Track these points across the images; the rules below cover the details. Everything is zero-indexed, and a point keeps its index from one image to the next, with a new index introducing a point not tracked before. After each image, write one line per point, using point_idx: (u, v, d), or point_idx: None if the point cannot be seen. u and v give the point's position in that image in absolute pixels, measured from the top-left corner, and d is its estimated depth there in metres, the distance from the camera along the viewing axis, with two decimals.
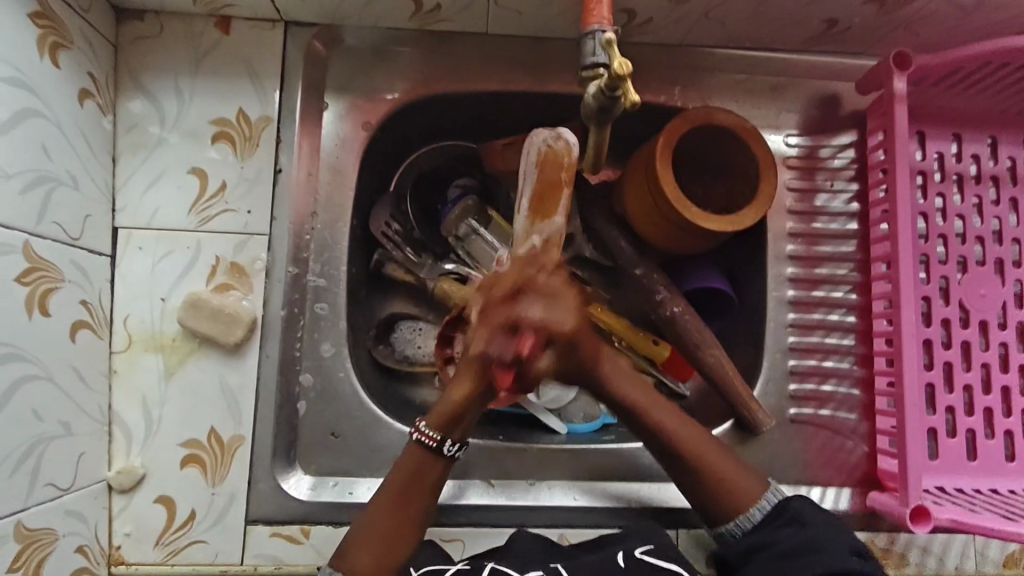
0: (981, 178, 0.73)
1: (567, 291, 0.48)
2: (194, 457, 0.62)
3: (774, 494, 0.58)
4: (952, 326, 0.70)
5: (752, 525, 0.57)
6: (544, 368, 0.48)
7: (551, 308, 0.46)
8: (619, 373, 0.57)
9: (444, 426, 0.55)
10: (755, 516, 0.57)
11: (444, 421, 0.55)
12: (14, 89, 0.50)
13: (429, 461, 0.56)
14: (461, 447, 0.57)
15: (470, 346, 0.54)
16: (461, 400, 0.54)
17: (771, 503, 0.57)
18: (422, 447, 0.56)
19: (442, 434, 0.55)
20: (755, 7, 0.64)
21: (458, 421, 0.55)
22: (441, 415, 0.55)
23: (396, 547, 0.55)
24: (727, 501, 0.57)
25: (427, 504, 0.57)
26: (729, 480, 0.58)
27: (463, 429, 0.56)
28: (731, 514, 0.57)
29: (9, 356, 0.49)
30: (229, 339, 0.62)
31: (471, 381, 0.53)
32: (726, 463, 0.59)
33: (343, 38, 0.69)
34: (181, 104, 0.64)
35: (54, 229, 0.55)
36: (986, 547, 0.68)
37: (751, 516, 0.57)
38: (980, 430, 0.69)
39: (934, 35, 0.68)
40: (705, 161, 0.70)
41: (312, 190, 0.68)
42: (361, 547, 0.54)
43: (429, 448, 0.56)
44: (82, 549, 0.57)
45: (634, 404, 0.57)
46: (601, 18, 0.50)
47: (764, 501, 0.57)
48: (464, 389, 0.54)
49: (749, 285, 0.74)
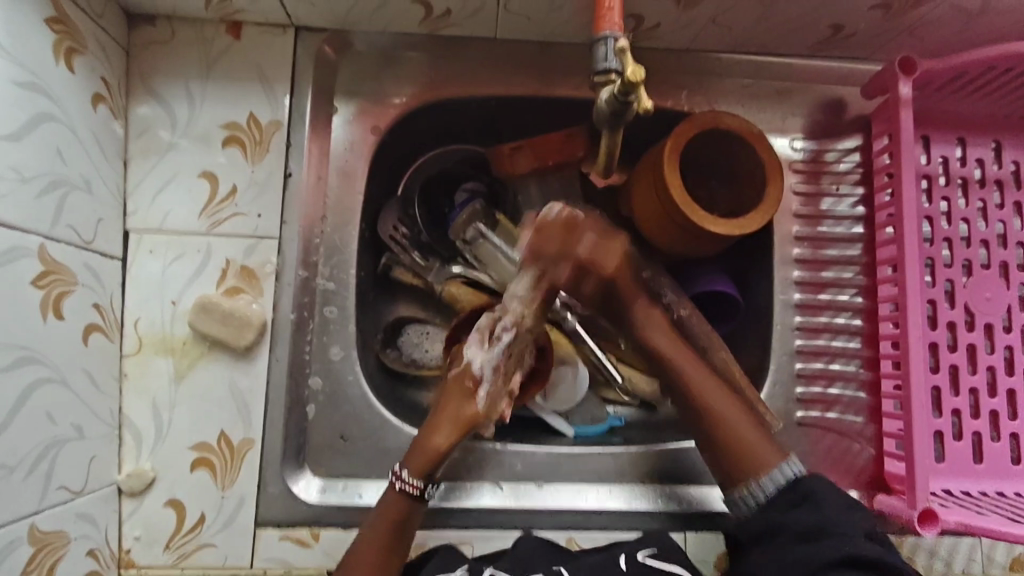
0: (986, 182, 0.73)
1: (615, 241, 0.62)
2: (204, 460, 0.62)
3: (790, 467, 0.57)
4: (958, 330, 0.70)
5: (766, 497, 0.57)
6: (587, 293, 0.63)
7: (596, 251, 0.60)
8: (649, 318, 0.64)
9: (426, 472, 0.59)
10: (767, 487, 0.57)
11: (427, 467, 0.59)
12: (29, 93, 0.51)
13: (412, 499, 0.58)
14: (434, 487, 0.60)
15: (460, 395, 0.62)
16: (447, 447, 0.60)
17: (787, 476, 0.57)
18: (404, 494, 0.58)
19: (424, 481, 0.58)
20: (762, 12, 0.64)
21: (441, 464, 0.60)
22: (424, 462, 0.59)
23: (397, 547, 0.57)
24: (744, 465, 0.58)
25: (417, 507, 0.59)
26: (734, 425, 0.60)
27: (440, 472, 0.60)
28: (744, 478, 0.58)
29: (24, 359, 0.49)
30: (239, 342, 0.62)
31: (459, 426, 0.61)
32: (734, 413, 0.60)
33: (352, 43, 0.69)
34: (192, 108, 0.65)
35: (68, 232, 0.55)
36: (993, 550, 0.68)
37: (765, 488, 0.57)
38: (986, 433, 0.69)
39: (940, 40, 0.69)
40: (713, 165, 0.71)
41: (321, 194, 0.68)
42: (366, 544, 0.56)
43: (410, 495, 0.58)
44: (93, 552, 0.57)
45: (655, 346, 0.64)
46: (612, 24, 0.51)
47: (777, 473, 0.57)
48: (456, 436, 0.60)
49: (755, 288, 0.75)
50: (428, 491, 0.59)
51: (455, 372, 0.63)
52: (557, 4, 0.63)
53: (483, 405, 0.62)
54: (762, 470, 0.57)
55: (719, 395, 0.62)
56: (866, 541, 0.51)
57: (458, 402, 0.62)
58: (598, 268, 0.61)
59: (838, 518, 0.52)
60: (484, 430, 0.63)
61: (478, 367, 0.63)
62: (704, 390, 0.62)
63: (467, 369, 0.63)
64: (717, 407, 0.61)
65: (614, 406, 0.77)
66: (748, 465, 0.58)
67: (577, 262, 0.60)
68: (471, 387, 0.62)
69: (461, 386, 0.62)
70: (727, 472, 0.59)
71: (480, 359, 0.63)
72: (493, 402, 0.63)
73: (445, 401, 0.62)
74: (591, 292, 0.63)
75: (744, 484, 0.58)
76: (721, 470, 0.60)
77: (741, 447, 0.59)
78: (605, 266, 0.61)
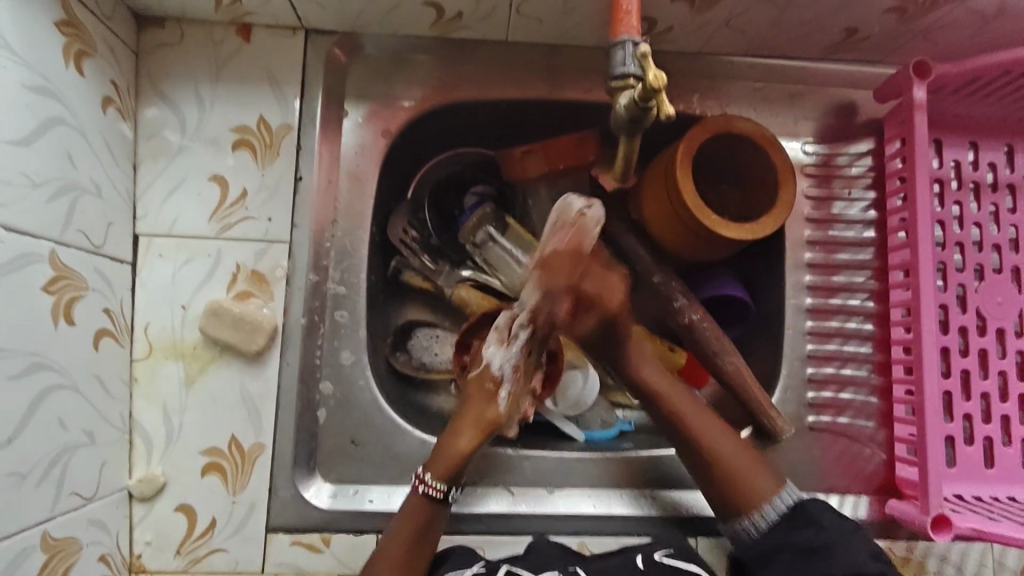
0: (998, 186, 0.73)
1: (611, 279, 0.61)
2: (214, 465, 0.62)
3: (789, 494, 0.58)
4: (970, 335, 0.70)
5: (768, 524, 0.57)
6: (582, 331, 0.62)
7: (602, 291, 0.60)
8: (643, 358, 0.64)
9: (449, 475, 0.58)
10: (769, 514, 0.57)
11: (451, 470, 0.58)
12: (40, 97, 0.50)
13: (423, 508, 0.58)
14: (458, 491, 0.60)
15: (480, 398, 0.62)
16: (471, 449, 0.59)
17: (788, 503, 0.58)
18: (427, 498, 0.58)
19: (447, 485, 0.58)
20: (775, 16, 0.64)
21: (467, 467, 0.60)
22: (447, 464, 0.58)
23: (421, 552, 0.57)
24: (738, 495, 0.59)
25: (440, 513, 0.59)
26: (730, 465, 0.60)
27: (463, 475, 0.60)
28: (746, 510, 0.58)
29: (35, 366, 0.49)
30: (250, 347, 0.62)
31: (481, 427, 0.60)
32: (732, 448, 0.60)
33: (363, 46, 0.69)
34: (202, 112, 0.64)
35: (79, 237, 0.55)
36: (1004, 555, 0.68)
37: (766, 515, 0.57)
38: (998, 438, 0.69)
39: (953, 44, 0.69)
40: (727, 168, 0.70)
41: (332, 198, 0.68)
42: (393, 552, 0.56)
43: (433, 500, 0.58)
44: (104, 558, 0.57)
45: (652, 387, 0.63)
46: (629, 28, 0.51)
47: (777, 500, 0.58)
48: (477, 437, 0.60)
49: (766, 293, 0.75)
50: (450, 495, 0.59)
51: (476, 373, 0.63)
52: (569, 7, 0.63)
53: (505, 406, 0.61)
54: (762, 500, 0.58)
55: (723, 437, 0.61)
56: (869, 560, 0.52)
57: (480, 404, 0.61)
58: (603, 304, 0.60)
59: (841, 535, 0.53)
60: (507, 432, 0.63)
61: (499, 367, 0.62)
62: (694, 422, 0.62)
63: (488, 372, 0.62)
64: (706, 438, 0.61)
65: (624, 410, 0.76)
66: (741, 495, 0.59)
67: (578, 295, 0.60)
68: (491, 389, 0.62)
69: (482, 388, 0.62)
70: (727, 507, 0.59)
71: (500, 358, 0.62)
72: (514, 404, 0.62)
73: (466, 406, 0.62)
74: (591, 330, 0.62)
75: (745, 516, 0.58)
76: (720, 505, 0.60)
77: (737, 483, 0.59)
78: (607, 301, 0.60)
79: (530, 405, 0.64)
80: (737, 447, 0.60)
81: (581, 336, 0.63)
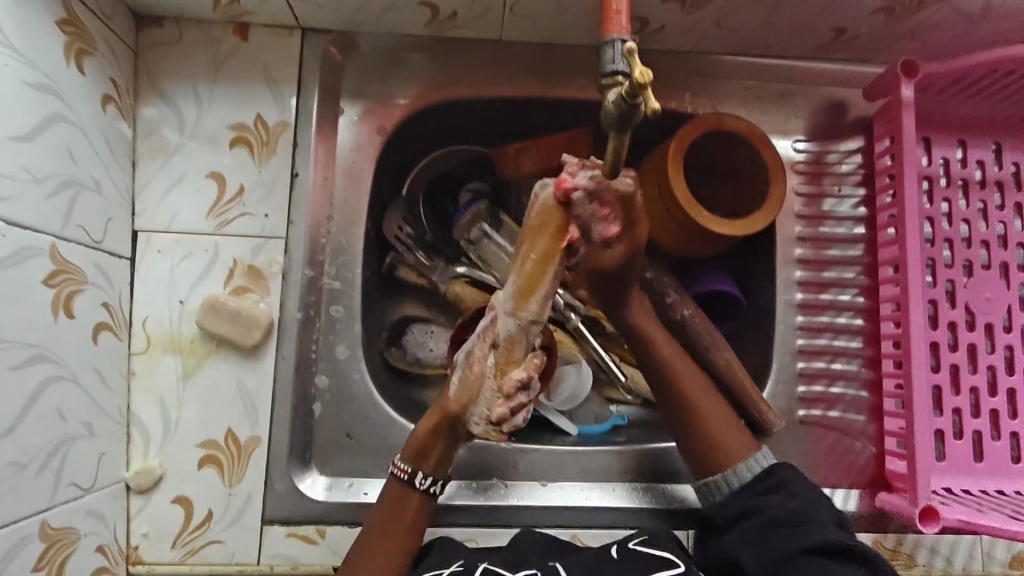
0: (986, 184, 0.74)
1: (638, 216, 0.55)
2: (212, 458, 0.63)
3: (763, 457, 0.60)
4: (959, 330, 0.71)
5: (740, 483, 0.59)
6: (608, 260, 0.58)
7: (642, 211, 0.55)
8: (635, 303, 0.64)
9: (414, 457, 0.59)
10: (743, 474, 0.59)
11: (414, 454, 0.59)
12: (43, 94, 0.51)
13: (403, 493, 0.59)
14: (435, 483, 0.59)
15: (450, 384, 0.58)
16: (427, 428, 0.58)
17: (761, 465, 0.59)
18: (397, 480, 0.59)
19: (411, 466, 0.59)
20: (764, 16, 0.65)
21: (433, 453, 0.58)
22: (412, 445, 0.59)
23: (422, 513, 0.59)
24: (716, 454, 0.61)
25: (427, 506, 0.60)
26: (713, 426, 0.62)
27: (437, 465, 0.59)
28: (722, 467, 0.60)
29: (35, 357, 0.50)
30: (246, 341, 0.63)
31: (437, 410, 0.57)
32: (718, 413, 0.63)
33: (359, 44, 0.70)
34: (200, 110, 0.65)
35: (78, 232, 0.55)
36: (993, 548, 0.69)
37: (740, 474, 0.59)
38: (987, 432, 0.69)
39: (940, 43, 0.70)
40: (716, 163, 0.71)
41: (328, 194, 0.68)
42: (398, 501, 0.59)
43: (402, 481, 0.59)
44: (102, 548, 0.57)
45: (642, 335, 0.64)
46: (620, 27, 0.52)
47: (753, 462, 0.60)
48: (431, 420, 0.58)
49: (756, 288, 0.75)
50: (433, 487, 0.59)
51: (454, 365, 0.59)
52: (562, 7, 0.64)
53: (455, 394, 0.56)
54: (738, 459, 0.60)
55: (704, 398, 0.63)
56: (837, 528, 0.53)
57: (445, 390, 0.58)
58: (634, 234, 0.56)
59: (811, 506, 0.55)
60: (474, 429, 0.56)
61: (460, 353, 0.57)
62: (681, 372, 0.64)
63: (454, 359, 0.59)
64: (691, 391, 0.63)
65: (617, 405, 0.77)
66: (721, 455, 0.61)
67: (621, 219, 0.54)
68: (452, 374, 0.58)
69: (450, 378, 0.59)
70: (702, 461, 0.61)
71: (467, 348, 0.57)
72: (470, 392, 0.55)
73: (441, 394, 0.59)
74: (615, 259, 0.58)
75: (720, 472, 0.60)
76: (695, 459, 0.62)
77: (717, 445, 0.61)
78: (640, 231, 0.57)
79: (501, 404, 0.54)
80: (722, 410, 0.63)
81: (608, 262, 0.58)
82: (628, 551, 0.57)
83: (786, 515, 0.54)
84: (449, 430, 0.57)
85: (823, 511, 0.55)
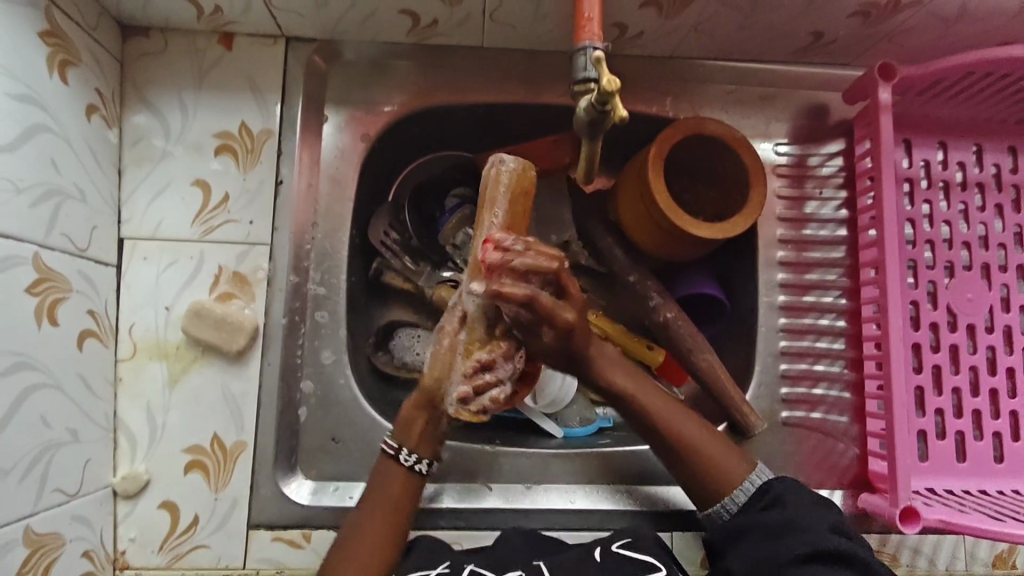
0: (967, 185, 0.74)
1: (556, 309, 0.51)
2: (197, 463, 0.63)
3: (759, 476, 0.59)
4: (940, 331, 0.71)
5: (738, 506, 0.58)
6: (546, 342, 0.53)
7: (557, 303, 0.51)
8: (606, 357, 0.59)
9: (401, 434, 0.60)
10: (740, 497, 0.58)
11: (402, 431, 0.60)
12: (25, 105, 0.52)
13: (389, 469, 0.60)
14: (419, 461, 0.60)
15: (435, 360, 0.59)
16: (409, 408, 0.60)
17: (758, 484, 0.58)
18: (383, 452, 0.61)
19: (398, 442, 0.60)
20: (742, 21, 0.66)
21: (415, 429, 0.60)
22: (401, 424, 0.60)
23: (410, 488, 0.60)
24: (711, 480, 0.59)
25: (416, 489, 0.60)
26: (710, 456, 0.59)
27: (424, 444, 0.60)
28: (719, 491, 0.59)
29: (19, 365, 0.50)
30: (231, 347, 0.63)
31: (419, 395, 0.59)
32: (707, 441, 0.60)
33: (342, 52, 0.70)
34: (185, 118, 0.66)
35: (62, 240, 0.56)
36: (976, 548, 0.70)
37: (736, 497, 0.58)
38: (969, 433, 0.70)
39: (918, 46, 0.70)
40: (692, 165, 0.71)
41: (312, 201, 0.69)
42: (384, 492, 0.59)
43: (387, 455, 0.60)
44: (88, 553, 0.58)
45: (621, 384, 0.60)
46: (592, 34, 0.53)
47: (749, 483, 0.58)
48: (415, 396, 0.60)
49: (740, 290, 0.76)
50: (417, 465, 0.60)
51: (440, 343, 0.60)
52: (541, 14, 0.65)
53: (429, 371, 0.58)
54: (734, 484, 0.59)
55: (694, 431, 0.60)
56: (831, 535, 0.53)
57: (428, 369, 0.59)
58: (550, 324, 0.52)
59: (804, 514, 0.54)
60: (449, 411, 0.57)
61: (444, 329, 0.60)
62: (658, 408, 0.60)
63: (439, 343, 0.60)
64: (676, 427, 0.60)
65: (604, 407, 0.77)
66: (716, 479, 0.59)
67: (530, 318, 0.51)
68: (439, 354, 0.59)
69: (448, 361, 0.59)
70: (700, 489, 0.60)
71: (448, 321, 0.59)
72: (441, 366, 0.57)
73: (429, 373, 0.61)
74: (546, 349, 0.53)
75: (719, 501, 0.59)
76: (692, 486, 0.60)
77: (713, 468, 0.59)
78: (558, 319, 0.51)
79: (465, 387, 0.55)
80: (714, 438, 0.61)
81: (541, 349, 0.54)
82: (611, 554, 0.57)
83: (778, 522, 0.54)
84: (432, 410, 0.59)
85: (818, 518, 0.54)
